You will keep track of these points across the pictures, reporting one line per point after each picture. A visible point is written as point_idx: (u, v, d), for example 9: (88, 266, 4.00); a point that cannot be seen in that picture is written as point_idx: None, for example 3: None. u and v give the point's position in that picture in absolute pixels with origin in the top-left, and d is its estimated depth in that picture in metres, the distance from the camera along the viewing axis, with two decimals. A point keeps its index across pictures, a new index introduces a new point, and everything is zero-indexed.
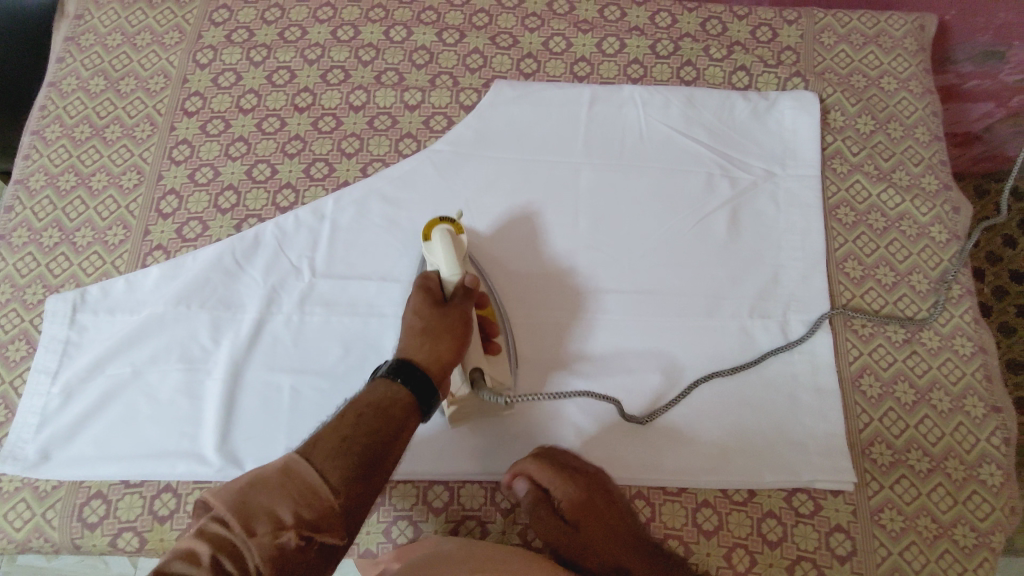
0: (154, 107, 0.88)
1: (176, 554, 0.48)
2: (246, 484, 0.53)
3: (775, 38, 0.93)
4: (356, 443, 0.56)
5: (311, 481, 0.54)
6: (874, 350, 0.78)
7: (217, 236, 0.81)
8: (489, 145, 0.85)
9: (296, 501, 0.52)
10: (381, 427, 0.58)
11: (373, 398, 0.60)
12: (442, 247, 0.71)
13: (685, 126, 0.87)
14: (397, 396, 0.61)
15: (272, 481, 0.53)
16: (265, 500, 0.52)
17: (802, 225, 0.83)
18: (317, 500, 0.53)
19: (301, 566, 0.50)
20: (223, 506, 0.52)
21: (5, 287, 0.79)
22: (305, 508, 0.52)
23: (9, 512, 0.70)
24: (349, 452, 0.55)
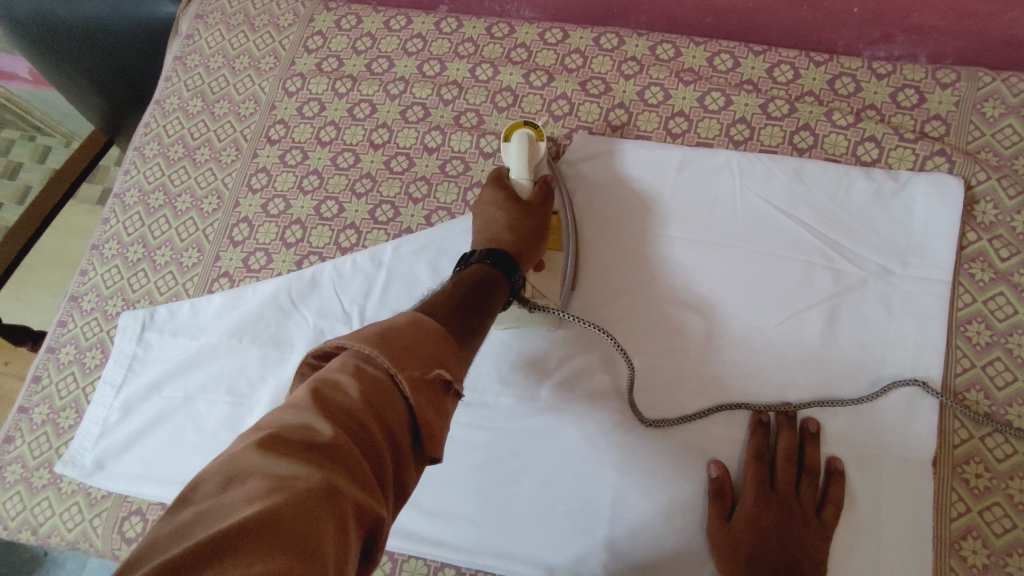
0: (241, 132, 0.89)
1: (322, 388, 0.43)
2: (380, 329, 0.48)
3: (921, 103, 0.77)
4: (466, 314, 0.55)
5: (438, 328, 0.50)
6: (987, 509, 0.64)
7: (279, 270, 0.82)
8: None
9: (432, 345, 0.48)
10: (481, 303, 0.57)
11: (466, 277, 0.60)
12: (517, 150, 0.72)
13: (788, 203, 0.75)
14: (485, 272, 0.61)
15: (404, 329, 0.48)
16: (407, 340, 0.47)
17: (917, 340, 0.69)
18: (449, 347, 0.49)
19: (442, 403, 0.47)
20: (366, 344, 0.46)
21: (92, 296, 0.85)
22: (443, 354, 0.49)
23: (64, 513, 0.77)
24: (456, 313, 0.54)
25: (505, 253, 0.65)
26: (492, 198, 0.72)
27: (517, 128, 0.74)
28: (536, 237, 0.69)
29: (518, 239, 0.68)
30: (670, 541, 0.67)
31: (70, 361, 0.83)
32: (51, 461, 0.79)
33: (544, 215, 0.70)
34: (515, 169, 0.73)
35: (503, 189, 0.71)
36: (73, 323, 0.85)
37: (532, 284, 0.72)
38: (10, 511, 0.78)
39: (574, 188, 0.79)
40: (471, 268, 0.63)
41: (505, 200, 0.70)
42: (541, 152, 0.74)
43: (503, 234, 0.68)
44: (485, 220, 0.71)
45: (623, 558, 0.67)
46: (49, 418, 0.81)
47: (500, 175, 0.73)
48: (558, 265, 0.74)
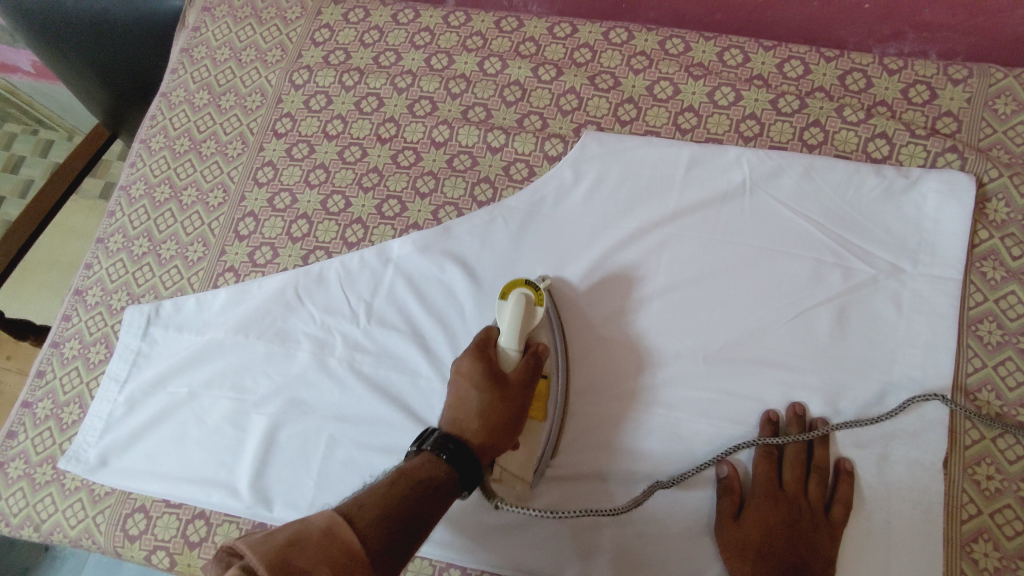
0: (247, 125, 0.89)
1: None
2: (287, 540, 0.45)
3: (933, 99, 0.76)
4: (400, 518, 0.51)
5: (352, 546, 0.47)
6: (998, 510, 0.64)
7: (284, 265, 0.82)
8: (559, 211, 0.77)
9: (337, 564, 0.45)
10: (422, 510, 0.53)
11: (414, 471, 0.56)
12: (511, 312, 0.68)
13: (797, 201, 0.74)
14: (438, 469, 0.57)
15: (313, 540, 0.46)
16: (305, 561, 0.44)
17: (928, 339, 0.69)
18: (359, 567, 0.46)
19: None
20: (259, 555, 0.44)
21: (96, 290, 0.85)
22: (348, 575, 0.45)
23: (67, 509, 0.76)
24: (387, 521, 0.51)
25: (466, 445, 0.61)
26: (469, 369, 0.66)
27: (516, 287, 0.70)
28: (510, 430, 0.63)
29: (487, 429, 0.62)
30: (677, 539, 0.67)
31: (75, 355, 0.82)
32: (54, 456, 0.78)
33: (523, 399, 0.64)
34: (504, 334, 0.67)
35: (483, 361, 0.66)
36: (78, 317, 0.84)
37: (500, 464, 0.67)
38: (13, 505, 0.77)
39: (578, 207, 0.77)
40: (424, 456, 0.59)
41: (480, 379, 0.64)
42: (537, 319, 0.69)
43: (473, 420, 0.62)
44: (457, 394, 0.65)
45: (630, 556, 0.67)
46: (53, 413, 0.80)
47: (486, 341, 0.68)
48: (538, 438, 0.68)
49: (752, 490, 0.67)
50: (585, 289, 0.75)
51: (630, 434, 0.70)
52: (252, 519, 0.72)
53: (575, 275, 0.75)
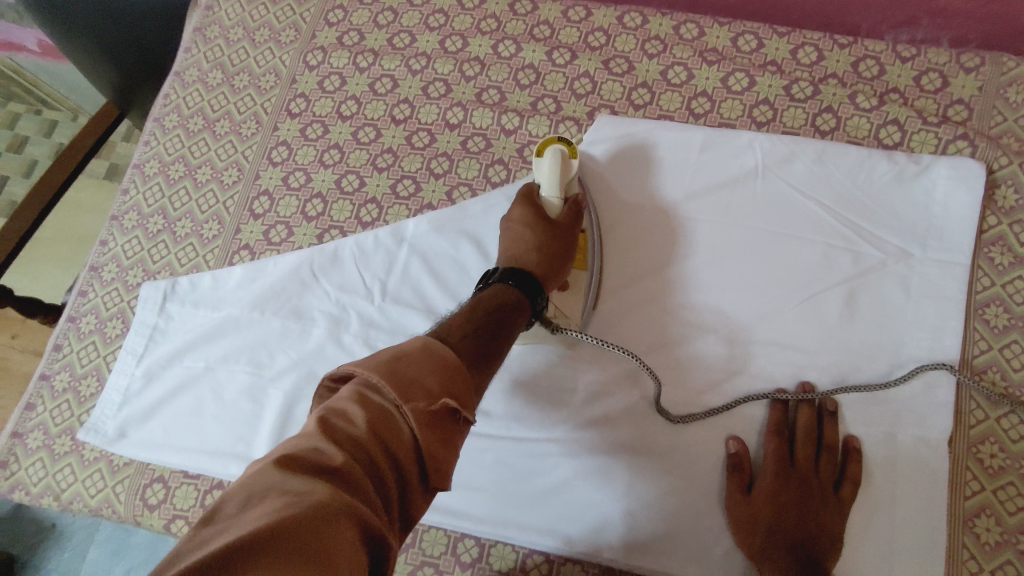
0: (262, 105, 0.89)
1: (329, 417, 0.45)
2: (391, 354, 0.49)
3: (944, 87, 0.77)
4: (480, 339, 0.56)
5: (450, 355, 0.50)
6: (1001, 488, 0.66)
7: (299, 244, 0.83)
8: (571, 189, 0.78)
9: (442, 372, 0.49)
10: (496, 328, 0.58)
11: (488, 296, 0.61)
12: (550, 166, 0.72)
13: (808, 186, 0.75)
14: (508, 293, 0.62)
15: (415, 356, 0.49)
16: (412, 370, 0.48)
17: (935, 322, 0.70)
18: (460, 376, 0.50)
19: (451, 436, 0.48)
20: (374, 371, 0.47)
21: (112, 267, 0.86)
22: (452, 380, 0.49)
23: (87, 479, 0.78)
24: (469, 340, 0.55)
25: (529, 274, 0.66)
26: (521, 215, 0.71)
27: (551, 144, 0.74)
28: (562, 259, 0.69)
29: (545, 260, 0.68)
30: (686, 515, 0.68)
31: (91, 330, 0.83)
32: (73, 428, 0.80)
33: (569, 237, 0.70)
34: (547, 186, 0.73)
35: (532, 206, 0.71)
36: (94, 293, 0.85)
37: (555, 304, 0.72)
38: (32, 476, 0.79)
39: (593, 187, 0.78)
40: (491, 287, 0.63)
41: (532, 219, 0.70)
42: (574, 170, 0.73)
43: (532, 253, 0.68)
44: (511, 237, 0.71)
45: (639, 531, 0.68)
46: (70, 386, 0.82)
47: (531, 191, 0.73)
48: (583, 283, 0.74)
49: (762, 467, 0.68)
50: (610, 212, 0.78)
51: (641, 411, 0.71)
52: None
53: (605, 191, 0.78)
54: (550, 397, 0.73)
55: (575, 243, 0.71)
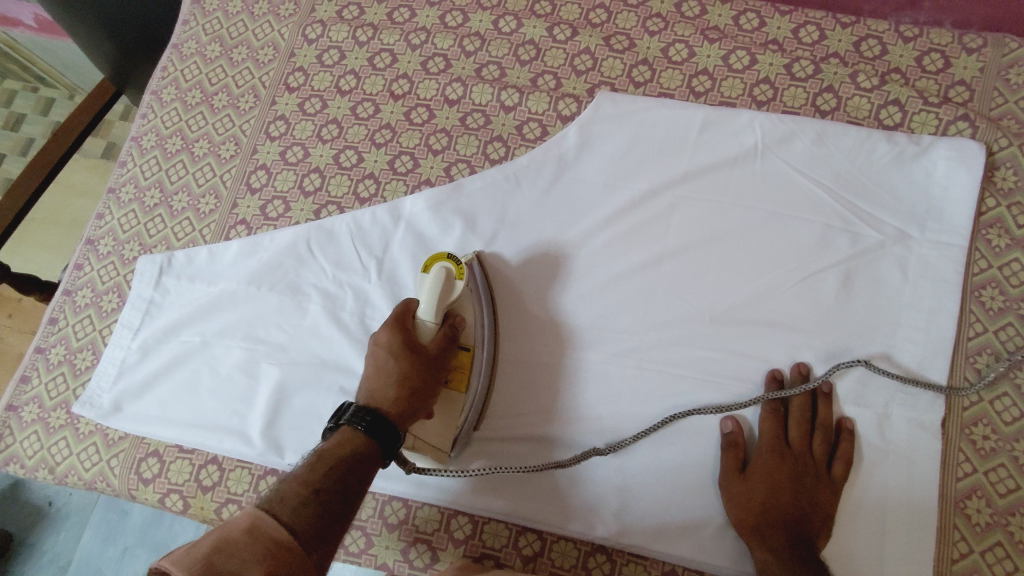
0: (259, 79, 0.88)
1: None
2: (212, 546, 0.46)
3: (947, 67, 0.77)
4: (322, 504, 0.53)
5: (280, 543, 0.48)
6: (992, 469, 0.66)
7: (296, 220, 0.82)
8: (535, 201, 0.78)
9: (266, 560, 0.46)
10: (341, 494, 0.55)
11: (334, 450, 0.58)
12: (431, 287, 0.69)
13: (808, 166, 0.75)
14: (360, 443, 0.59)
15: (239, 545, 0.47)
16: (234, 566, 0.45)
17: (932, 303, 0.70)
18: (286, 561, 0.47)
19: None
20: (185, 568, 0.44)
21: (108, 241, 0.85)
22: (280, 566, 0.46)
23: (82, 452, 0.78)
24: (307, 509, 0.52)
25: (385, 416, 0.62)
26: (389, 335, 0.67)
27: (438, 261, 0.71)
28: (422, 396, 0.65)
29: (405, 393, 0.64)
30: (679, 491, 0.69)
31: (87, 303, 0.83)
32: (68, 402, 0.80)
33: (436, 368, 0.67)
34: (424, 305, 0.69)
35: (401, 331, 0.67)
36: (90, 267, 0.85)
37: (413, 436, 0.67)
38: (28, 448, 0.79)
39: (589, 166, 0.78)
40: (339, 433, 0.60)
41: (400, 346, 0.66)
42: (456, 293, 0.70)
43: (390, 388, 0.64)
44: (374, 364, 0.66)
45: (632, 507, 0.69)
46: (66, 359, 0.81)
47: (405, 311, 0.69)
48: (457, 407, 0.70)
49: (758, 446, 0.69)
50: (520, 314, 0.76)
51: (632, 392, 0.72)
52: (264, 466, 0.74)
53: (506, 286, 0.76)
54: (538, 378, 0.74)
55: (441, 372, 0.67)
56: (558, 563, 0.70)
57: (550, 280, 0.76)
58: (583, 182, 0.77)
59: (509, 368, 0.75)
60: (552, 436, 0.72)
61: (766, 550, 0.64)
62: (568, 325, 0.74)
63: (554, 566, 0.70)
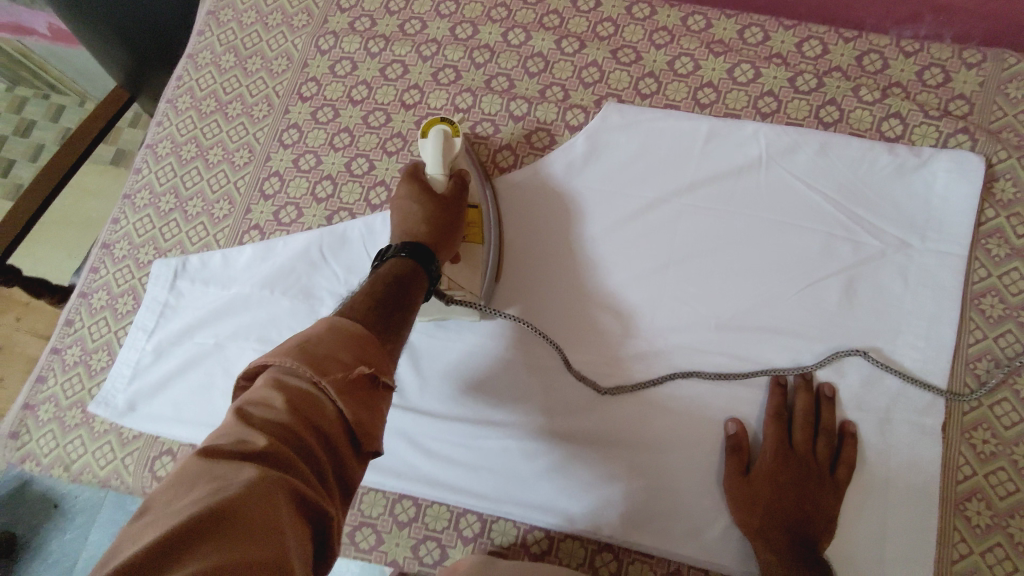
0: (273, 88, 0.90)
1: (248, 408, 0.43)
2: (299, 337, 0.47)
3: (946, 82, 0.79)
4: (383, 311, 0.55)
5: (361, 332, 0.50)
6: (993, 473, 0.67)
7: (309, 225, 0.84)
8: (538, 205, 0.80)
9: (355, 346, 0.48)
10: (400, 301, 0.57)
11: (386, 272, 0.61)
12: (431, 148, 0.74)
13: (810, 176, 0.76)
14: (405, 265, 0.62)
15: (323, 333, 0.48)
16: (325, 347, 0.47)
17: (932, 311, 0.71)
18: (372, 347, 0.49)
19: (374, 402, 0.48)
20: (286, 357, 0.46)
21: (124, 244, 0.87)
22: (366, 354, 0.48)
23: (97, 451, 0.79)
24: (374, 311, 0.54)
25: (421, 242, 0.67)
26: (405, 194, 0.73)
27: (434, 124, 0.76)
28: (449, 228, 0.70)
29: (433, 228, 0.69)
30: (686, 493, 0.70)
31: (103, 306, 0.85)
32: (83, 401, 0.81)
33: (457, 202, 0.72)
34: (430, 164, 0.74)
35: (418, 183, 0.73)
36: (106, 270, 0.87)
37: (447, 276, 0.73)
38: (43, 447, 0.80)
39: (595, 174, 0.80)
40: (386, 263, 0.63)
41: (417, 191, 0.72)
42: (456, 147, 0.75)
43: (418, 225, 0.69)
44: (398, 216, 0.72)
45: (640, 508, 0.70)
46: (81, 360, 0.83)
47: (415, 171, 0.74)
48: (479, 257, 0.75)
49: (762, 450, 0.70)
50: (524, 209, 0.80)
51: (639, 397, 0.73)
52: None
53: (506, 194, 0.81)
54: (543, 379, 0.75)
55: (462, 214, 0.72)
56: (566, 562, 0.71)
57: (556, 283, 0.77)
58: (588, 191, 0.79)
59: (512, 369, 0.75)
60: (559, 438, 0.73)
61: (770, 551, 0.65)
62: (572, 326, 0.76)
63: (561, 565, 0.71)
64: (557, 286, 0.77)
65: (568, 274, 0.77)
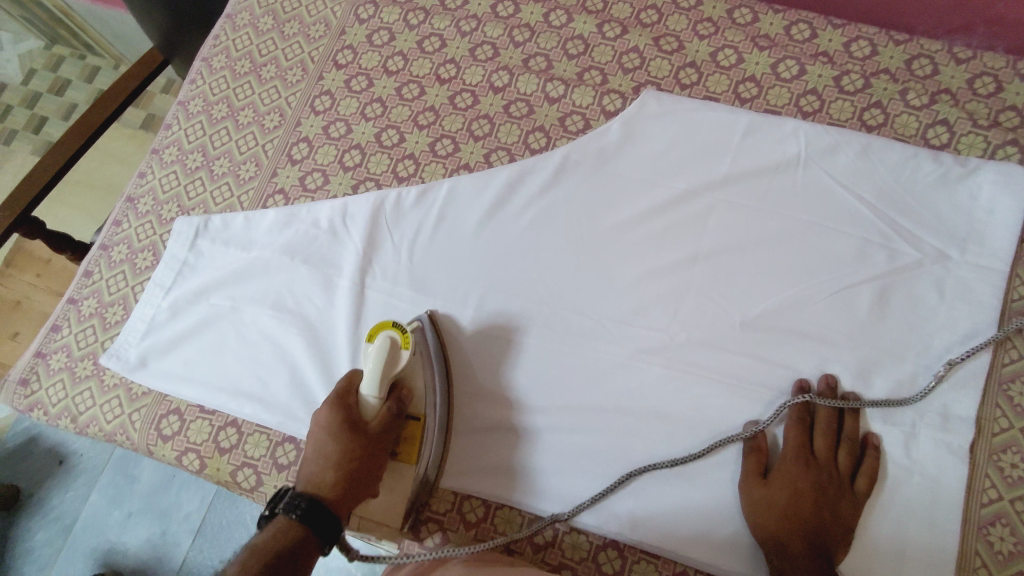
0: (308, 53, 0.90)
1: None
2: None
3: (999, 92, 0.76)
4: None
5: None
6: (1019, 498, 0.65)
7: (334, 193, 0.83)
8: (565, 201, 0.78)
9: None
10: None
11: (266, 546, 0.55)
12: (372, 357, 0.65)
13: (850, 179, 0.74)
14: (296, 535, 0.56)
15: None
16: None
17: (967, 325, 0.69)
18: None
19: None
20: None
21: (148, 200, 0.87)
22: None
23: (105, 404, 0.79)
24: None
25: (322, 501, 0.59)
26: (328, 419, 0.65)
27: (382, 329, 0.68)
28: (365, 472, 0.63)
29: (342, 481, 0.61)
30: (698, 492, 0.68)
31: (122, 260, 0.85)
32: (96, 353, 0.81)
33: (379, 445, 0.65)
34: (366, 380, 0.66)
35: (343, 411, 0.65)
36: (128, 224, 0.86)
37: (358, 514, 0.69)
38: (52, 395, 0.80)
39: (629, 162, 0.78)
40: (275, 524, 0.57)
41: (339, 428, 0.64)
42: (401, 364, 0.66)
43: (327, 471, 0.62)
44: (314, 450, 0.64)
45: (648, 505, 0.68)
46: (97, 312, 0.83)
47: (349, 388, 0.66)
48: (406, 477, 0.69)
49: (782, 455, 0.68)
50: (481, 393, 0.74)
51: (656, 394, 0.71)
52: (281, 432, 0.75)
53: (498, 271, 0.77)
54: (558, 370, 0.73)
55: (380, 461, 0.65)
56: (569, 555, 0.69)
57: (571, 291, 0.75)
58: (620, 178, 0.77)
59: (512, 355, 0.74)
60: (570, 426, 0.72)
61: (784, 559, 0.62)
62: (588, 326, 0.74)
63: (565, 558, 0.69)
64: (574, 288, 0.75)
65: (588, 260, 0.76)
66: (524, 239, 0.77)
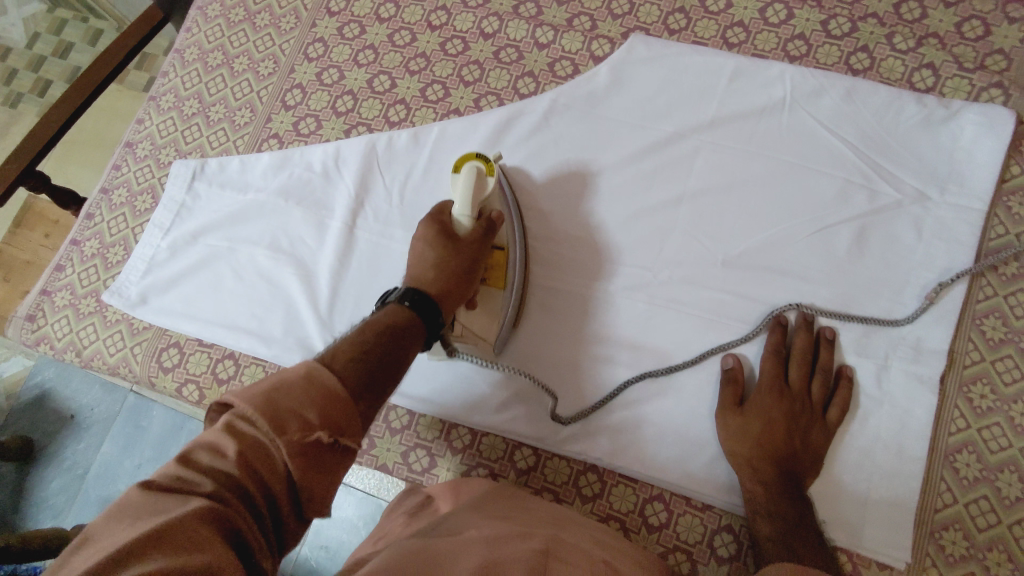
0: (302, 1, 0.90)
1: (196, 450, 0.42)
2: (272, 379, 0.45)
3: (986, 35, 0.76)
4: (373, 368, 0.51)
5: (337, 384, 0.46)
6: (987, 427, 0.67)
7: (327, 137, 0.85)
8: (556, 145, 0.79)
9: (322, 401, 0.45)
10: (390, 352, 0.53)
11: (382, 318, 0.57)
12: (463, 184, 0.67)
13: (833, 121, 0.75)
14: (405, 316, 0.58)
15: (296, 384, 0.45)
16: (290, 401, 0.43)
17: (943, 263, 0.70)
18: (342, 404, 0.45)
19: (327, 469, 0.44)
20: (249, 403, 0.43)
21: (146, 145, 0.89)
22: (333, 410, 0.45)
23: (108, 339, 0.82)
24: (360, 363, 0.50)
25: (429, 296, 0.61)
26: (424, 233, 0.67)
27: (468, 159, 0.69)
28: (466, 277, 0.65)
29: (446, 280, 0.64)
30: (674, 423, 0.71)
31: (122, 203, 0.87)
32: (98, 291, 0.84)
33: (474, 255, 0.66)
34: (458, 203, 0.67)
35: (437, 225, 0.67)
36: (127, 168, 0.89)
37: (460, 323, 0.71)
38: (58, 331, 0.83)
39: (615, 105, 0.79)
40: (387, 308, 0.59)
41: (435, 238, 0.66)
42: (489, 189, 0.68)
43: (429, 273, 0.64)
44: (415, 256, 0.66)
45: (626, 434, 0.71)
46: (99, 252, 0.85)
47: (441, 212, 0.68)
48: (496, 303, 0.72)
49: (757, 385, 0.70)
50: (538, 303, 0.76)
51: (652, 334, 0.73)
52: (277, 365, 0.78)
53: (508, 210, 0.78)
54: (583, 314, 0.75)
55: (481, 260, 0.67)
56: (550, 478, 0.73)
57: (573, 233, 0.77)
58: (610, 122, 0.79)
59: (558, 333, 0.75)
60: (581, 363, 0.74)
61: (756, 483, 0.65)
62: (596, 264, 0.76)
63: (546, 481, 0.73)
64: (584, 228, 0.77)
65: (589, 198, 0.77)
66: (529, 181, 0.79)
